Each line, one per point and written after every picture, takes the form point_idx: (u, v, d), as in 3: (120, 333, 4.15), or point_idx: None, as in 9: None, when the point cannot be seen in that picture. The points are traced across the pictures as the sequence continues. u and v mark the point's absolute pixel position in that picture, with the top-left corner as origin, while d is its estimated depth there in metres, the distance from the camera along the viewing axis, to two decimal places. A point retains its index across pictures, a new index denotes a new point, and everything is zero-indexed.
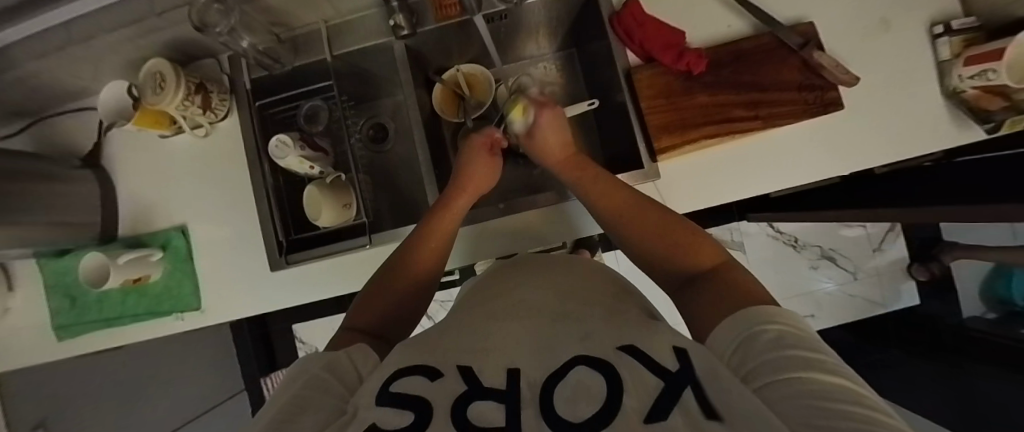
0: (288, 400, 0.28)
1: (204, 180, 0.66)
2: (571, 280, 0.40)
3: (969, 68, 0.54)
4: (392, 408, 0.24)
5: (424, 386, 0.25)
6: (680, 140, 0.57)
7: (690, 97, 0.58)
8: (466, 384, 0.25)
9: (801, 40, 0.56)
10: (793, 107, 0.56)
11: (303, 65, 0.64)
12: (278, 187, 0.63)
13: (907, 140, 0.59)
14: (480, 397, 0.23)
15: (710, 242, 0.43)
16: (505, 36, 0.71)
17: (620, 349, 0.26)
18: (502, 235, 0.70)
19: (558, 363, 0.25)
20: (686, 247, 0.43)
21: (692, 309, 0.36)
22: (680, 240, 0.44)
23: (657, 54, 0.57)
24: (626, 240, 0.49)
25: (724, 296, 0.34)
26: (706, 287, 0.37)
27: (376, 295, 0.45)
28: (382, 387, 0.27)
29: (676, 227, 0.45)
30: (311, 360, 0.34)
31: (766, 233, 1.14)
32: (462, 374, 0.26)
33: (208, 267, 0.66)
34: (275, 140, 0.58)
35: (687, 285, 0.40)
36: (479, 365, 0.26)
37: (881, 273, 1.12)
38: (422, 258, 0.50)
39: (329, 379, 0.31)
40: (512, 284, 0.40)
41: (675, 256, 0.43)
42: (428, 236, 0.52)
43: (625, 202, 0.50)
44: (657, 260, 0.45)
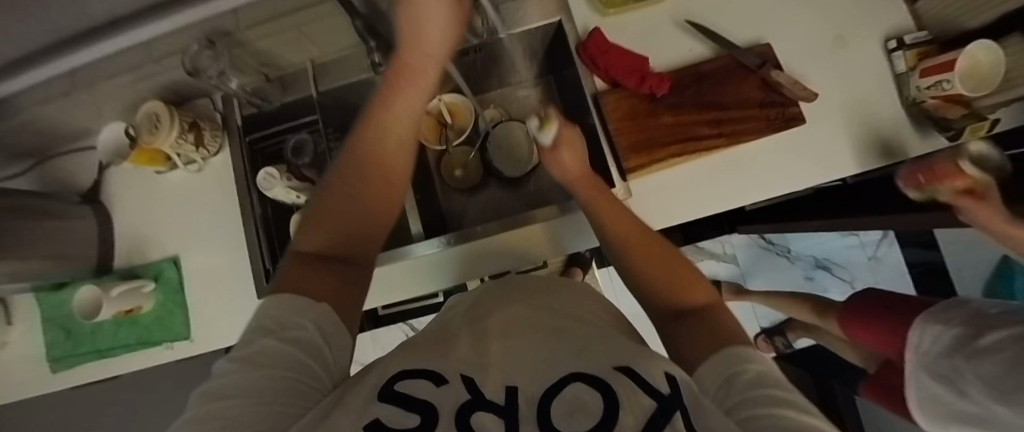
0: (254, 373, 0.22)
1: (196, 212, 0.69)
2: (578, 298, 0.37)
3: (925, 79, 0.57)
4: (395, 407, 0.21)
5: (427, 391, 0.22)
6: (648, 158, 0.59)
7: (657, 117, 0.60)
8: (469, 393, 0.21)
9: (758, 60, 0.59)
10: (755, 124, 0.59)
11: (291, 101, 0.68)
12: (265, 217, 0.66)
13: (871, 151, 0.61)
14: (485, 407, 0.20)
15: (702, 279, 0.40)
16: (483, 68, 0.75)
17: (615, 368, 0.22)
18: (489, 254, 0.70)
19: (552, 376, 0.22)
20: (677, 282, 0.40)
21: (678, 343, 0.33)
22: (675, 275, 0.41)
23: (621, 79, 0.60)
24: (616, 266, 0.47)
25: (711, 335, 0.31)
26: (693, 325, 0.34)
27: (330, 206, 0.35)
28: (384, 385, 0.23)
29: (674, 266, 0.42)
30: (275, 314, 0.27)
31: (756, 245, 1.15)
32: (466, 382, 0.22)
33: (197, 296, 0.67)
34: (263, 172, 0.62)
35: (672, 323, 0.36)
36: (481, 372, 0.23)
37: (877, 280, 1.15)
38: (380, 163, 0.37)
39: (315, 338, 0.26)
40: (513, 291, 0.36)
41: (664, 289, 0.40)
42: (388, 167, 0.38)
43: (628, 235, 0.48)
44: (644, 290, 0.42)
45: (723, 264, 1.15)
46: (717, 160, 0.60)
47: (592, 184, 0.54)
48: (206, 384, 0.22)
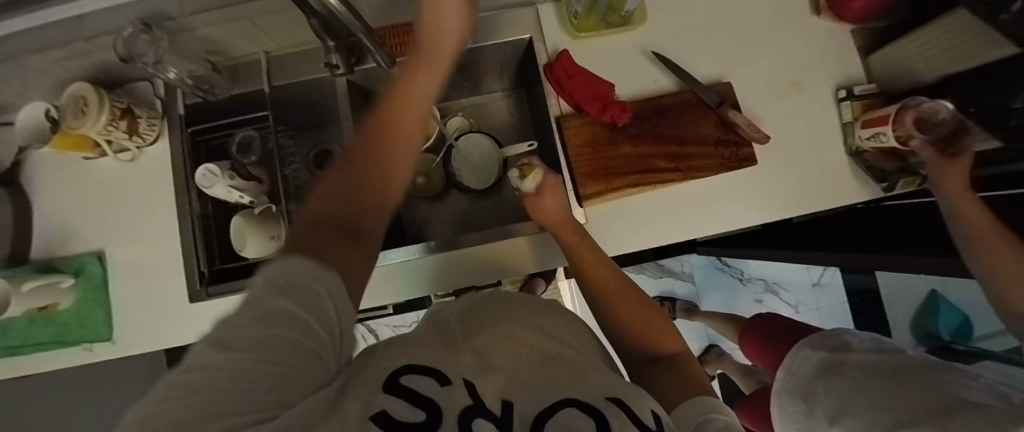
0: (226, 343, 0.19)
1: (129, 205, 0.64)
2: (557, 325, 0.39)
3: (867, 130, 0.60)
4: (404, 402, 0.23)
5: (434, 390, 0.24)
6: (604, 187, 0.60)
7: (617, 147, 0.61)
8: (471, 399, 0.25)
9: (717, 99, 0.61)
10: (708, 161, 0.61)
11: (241, 93, 0.64)
12: (205, 215, 0.63)
13: (816, 195, 0.64)
14: (482, 415, 0.24)
15: (673, 329, 0.45)
16: (452, 77, 0.73)
17: (607, 398, 0.29)
18: (473, 265, 0.66)
19: (544, 400, 0.27)
20: (653, 331, 0.44)
21: (656, 389, 0.36)
22: (650, 325, 0.45)
23: (584, 105, 0.60)
24: (598, 307, 0.49)
25: (682, 386, 0.35)
26: (668, 373, 0.38)
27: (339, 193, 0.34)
28: (388, 376, 0.25)
29: (649, 317, 0.46)
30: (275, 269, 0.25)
31: (715, 266, 1.28)
32: (467, 386, 0.25)
33: (125, 295, 0.63)
34: (203, 168, 0.58)
35: (650, 370, 0.40)
36: (481, 383, 0.27)
37: (817, 306, 1.30)
38: (392, 138, 0.37)
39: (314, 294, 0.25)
40: (507, 311, 0.39)
41: (641, 338, 0.44)
42: (395, 141, 0.37)
43: (604, 283, 0.49)
44: (625, 335, 0.46)
45: (682, 281, 1.26)
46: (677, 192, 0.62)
47: (570, 228, 0.52)
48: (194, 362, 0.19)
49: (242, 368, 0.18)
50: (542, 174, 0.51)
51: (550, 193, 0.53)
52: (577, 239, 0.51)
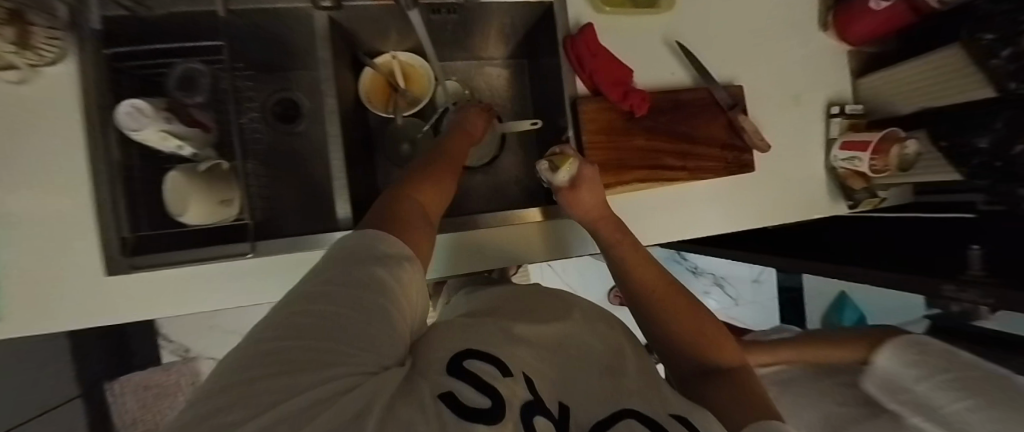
0: (290, 316, 0.21)
1: (13, 142, 0.48)
2: (598, 315, 0.39)
3: (843, 152, 0.64)
4: (468, 385, 0.23)
5: (496, 378, 0.24)
6: (615, 180, 0.57)
7: (632, 137, 0.58)
8: (530, 394, 0.25)
9: (731, 101, 0.60)
10: (715, 163, 0.60)
11: (185, 12, 0.51)
12: (128, 166, 0.50)
13: (796, 206, 0.67)
14: (540, 411, 0.24)
15: (729, 337, 0.46)
16: (453, 34, 0.65)
17: (670, 415, 0.27)
18: (472, 255, 0.61)
19: (601, 411, 0.27)
20: (709, 340, 0.45)
21: (715, 401, 0.36)
22: (705, 332, 0.45)
23: (604, 89, 0.56)
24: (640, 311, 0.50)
25: (742, 399, 0.36)
26: (728, 384, 0.39)
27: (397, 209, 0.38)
28: (452, 362, 0.25)
29: (703, 324, 0.46)
30: (332, 257, 0.28)
31: (673, 258, 1.35)
32: (525, 381, 0.26)
33: (12, 260, 0.48)
34: (126, 104, 0.45)
35: (707, 380, 0.41)
36: (538, 382, 0.27)
37: (755, 301, 1.42)
38: (441, 171, 0.46)
39: (377, 284, 0.26)
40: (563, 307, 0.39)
41: (697, 347, 0.44)
42: (442, 171, 0.47)
43: (654, 286, 0.49)
44: (672, 341, 0.46)
45: None
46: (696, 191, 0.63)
47: (615, 229, 0.52)
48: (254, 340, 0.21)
49: (303, 340, 0.20)
50: (577, 165, 0.51)
51: (588, 187, 0.51)
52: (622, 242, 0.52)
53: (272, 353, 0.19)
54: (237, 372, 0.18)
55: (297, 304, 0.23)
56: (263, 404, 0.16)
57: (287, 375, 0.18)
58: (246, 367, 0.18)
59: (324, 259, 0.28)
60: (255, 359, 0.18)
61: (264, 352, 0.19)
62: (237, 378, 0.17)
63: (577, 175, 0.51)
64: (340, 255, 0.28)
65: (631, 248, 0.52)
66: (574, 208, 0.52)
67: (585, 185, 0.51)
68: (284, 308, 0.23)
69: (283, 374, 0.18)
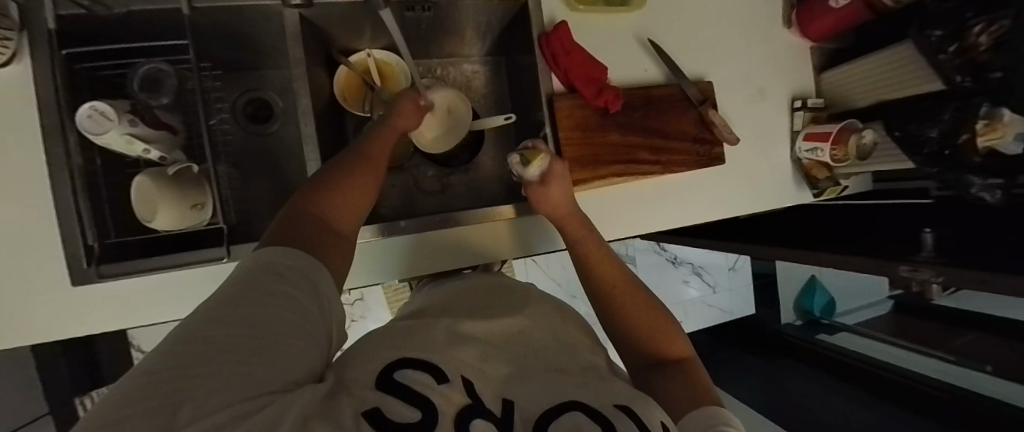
0: (198, 335, 0.21)
1: None
2: (550, 313, 0.40)
3: (806, 142, 0.68)
4: (401, 400, 0.23)
5: (431, 388, 0.25)
6: (590, 174, 0.58)
7: (605, 134, 0.59)
8: (470, 397, 0.25)
9: (700, 97, 0.63)
10: (685, 157, 0.62)
11: (145, 10, 0.48)
12: (91, 172, 0.48)
13: (764, 196, 0.71)
14: (480, 414, 0.24)
15: (680, 335, 0.47)
16: (428, 32, 0.64)
17: (616, 407, 0.28)
18: (444, 251, 0.63)
19: (552, 401, 0.27)
20: (660, 337, 0.46)
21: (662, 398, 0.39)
22: (657, 330, 0.47)
23: (577, 85, 0.58)
24: (601, 305, 0.51)
25: (688, 397, 0.39)
26: (671, 381, 0.41)
27: (309, 215, 0.40)
28: (382, 373, 0.26)
29: (656, 321, 0.48)
30: (237, 278, 0.27)
31: (653, 249, 1.39)
32: (465, 386, 0.26)
33: None
34: (88, 106, 0.42)
35: (653, 377, 0.43)
36: (478, 383, 0.27)
37: (732, 287, 1.47)
38: (371, 166, 0.48)
39: (285, 298, 0.27)
40: (519, 302, 0.42)
41: (648, 343, 0.46)
42: (372, 169, 0.48)
43: (613, 282, 0.51)
44: (629, 337, 0.47)
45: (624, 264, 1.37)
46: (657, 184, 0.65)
47: (578, 226, 0.54)
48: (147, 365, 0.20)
49: (219, 353, 0.21)
50: (548, 160, 0.53)
51: (557, 183, 0.53)
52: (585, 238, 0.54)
53: (185, 368, 0.19)
54: (143, 385, 0.17)
55: (205, 320, 0.23)
56: (188, 414, 0.17)
57: (201, 380, 0.19)
58: (154, 381, 0.18)
59: (227, 282, 0.28)
60: (163, 375, 0.18)
61: (174, 358, 0.19)
62: (146, 389, 0.17)
63: (547, 171, 0.54)
64: (252, 273, 0.28)
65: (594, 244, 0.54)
66: (541, 203, 0.54)
67: (556, 183, 0.53)
68: (188, 329, 0.22)
69: (202, 388, 0.18)
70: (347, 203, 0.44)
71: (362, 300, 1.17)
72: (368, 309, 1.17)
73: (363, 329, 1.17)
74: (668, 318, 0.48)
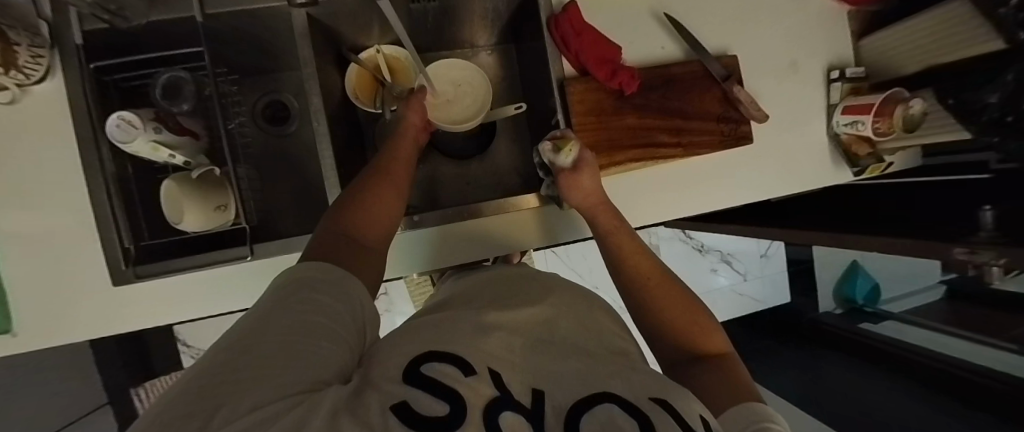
0: (232, 348, 0.21)
1: (16, 160, 0.50)
2: (575, 299, 0.39)
3: (845, 116, 0.62)
4: (427, 392, 0.21)
5: (457, 380, 0.22)
6: (608, 159, 0.56)
7: (622, 115, 0.57)
8: (498, 390, 0.23)
9: (724, 72, 0.58)
10: (710, 137, 0.59)
11: (162, 21, 0.49)
12: (124, 178, 0.51)
13: (799, 177, 0.66)
14: (509, 406, 0.22)
15: (717, 327, 0.46)
16: (435, 23, 0.64)
17: (652, 400, 0.25)
18: (459, 243, 0.62)
19: (582, 390, 0.24)
20: (697, 328, 0.45)
21: (704, 390, 0.38)
22: (694, 320, 0.45)
23: (591, 68, 0.55)
24: (633, 296, 0.49)
25: (726, 389, 0.37)
26: (713, 374, 0.40)
27: (343, 230, 0.41)
28: (408, 367, 0.23)
29: (692, 312, 0.46)
30: (272, 295, 0.28)
31: (677, 237, 1.35)
32: (492, 377, 0.24)
33: (26, 276, 0.52)
34: (115, 116, 0.45)
35: (692, 371, 0.41)
36: (506, 373, 0.25)
37: (762, 275, 1.41)
38: (394, 171, 0.49)
39: (317, 304, 0.27)
40: (542, 291, 0.40)
41: (684, 334, 0.44)
42: (393, 173, 0.49)
43: (647, 272, 0.49)
44: (663, 329, 0.45)
45: None
46: (682, 167, 0.61)
47: (609, 216, 0.53)
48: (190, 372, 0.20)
49: (250, 362, 0.20)
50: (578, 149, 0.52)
51: (588, 171, 0.52)
52: (615, 228, 0.52)
53: (217, 379, 0.18)
54: (176, 398, 0.17)
55: (246, 333, 0.23)
56: (221, 418, 0.16)
57: (235, 388, 0.18)
58: (187, 393, 0.17)
59: (261, 302, 0.27)
60: (195, 386, 0.18)
61: (210, 370, 0.19)
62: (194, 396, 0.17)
63: (579, 159, 0.52)
64: (281, 290, 0.28)
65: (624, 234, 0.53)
66: (572, 193, 0.52)
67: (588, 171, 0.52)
68: (224, 346, 0.22)
69: (234, 395, 0.17)
70: (379, 212, 0.44)
71: (387, 294, 1.20)
72: (393, 302, 1.20)
73: (389, 323, 1.20)
74: (704, 309, 0.47)
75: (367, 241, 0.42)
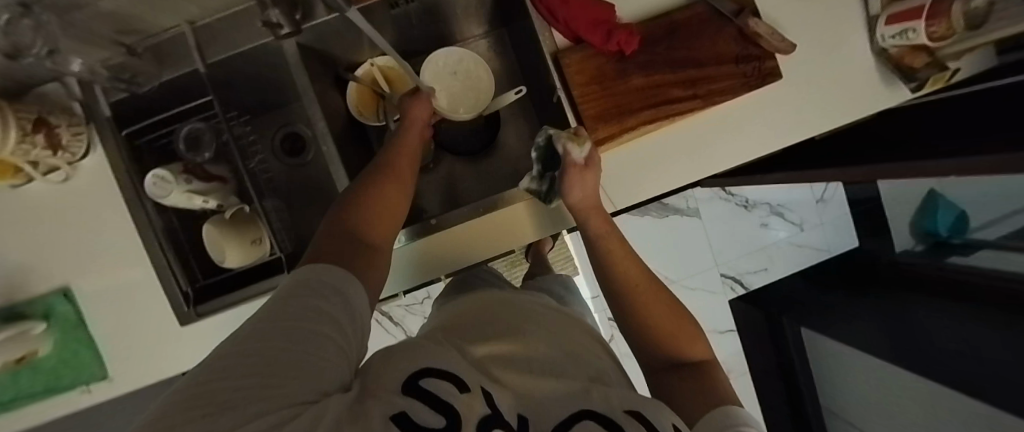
0: (238, 351, 0.22)
1: (84, 229, 0.57)
2: (555, 323, 0.39)
3: (891, 27, 0.53)
4: (425, 406, 0.21)
5: (452, 395, 0.23)
6: (618, 128, 0.53)
7: (626, 80, 0.53)
8: (489, 408, 0.23)
9: (735, 7, 0.52)
10: (729, 82, 0.53)
11: (173, 79, 0.54)
12: (171, 229, 0.56)
13: (844, 106, 0.58)
14: (499, 424, 0.23)
15: (699, 334, 0.45)
16: (421, 25, 0.63)
17: (626, 411, 0.26)
18: (472, 244, 0.59)
19: (566, 407, 0.25)
20: (680, 335, 0.44)
21: (678, 397, 0.37)
22: (676, 328, 0.45)
23: (584, 34, 0.52)
24: (619, 304, 0.48)
25: (705, 391, 0.36)
26: (691, 379, 0.39)
27: (342, 232, 0.40)
28: (411, 375, 0.24)
29: (676, 319, 0.45)
30: (276, 297, 0.28)
31: (718, 196, 1.26)
32: (485, 396, 0.24)
33: (110, 328, 0.59)
34: (150, 175, 0.49)
35: (672, 377, 0.41)
36: (497, 394, 0.26)
37: (822, 222, 1.33)
38: (397, 170, 0.49)
39: (314, 307, 0.27)
40: (524, 314, 0.40)
41: (667, 341, 0.44)
42: (396, 172, 0.49)
43: (633, 280, 0.48)
44: (647, 335, 0.45)
45: (686, 217, 1.26)
46: (685, 134, 0.56)
47: (599, 220, 0.51)
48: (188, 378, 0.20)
49: (247, 372, 0.20)
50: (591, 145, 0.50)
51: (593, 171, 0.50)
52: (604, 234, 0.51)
53: (211, 393, 0.18)
54: (174, 409, 0.18)
55: (246, 338, 0.23)
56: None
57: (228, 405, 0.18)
58: (188, 404, 0.18)
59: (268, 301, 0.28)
60: (196, 396, 0.18)
61: (207, 379, 0.19)
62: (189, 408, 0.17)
63: (590, 154, 0.50)
64: (283, 293, 0.28)
65: (612, 240, 0.51)
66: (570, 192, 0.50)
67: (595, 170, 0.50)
68: (224, 352, 0.22)
69: (234, 410, 0.18)
70: (378, 214, 0.44)
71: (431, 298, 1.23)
72: None
73: None
74: (687, 316, 0.46)
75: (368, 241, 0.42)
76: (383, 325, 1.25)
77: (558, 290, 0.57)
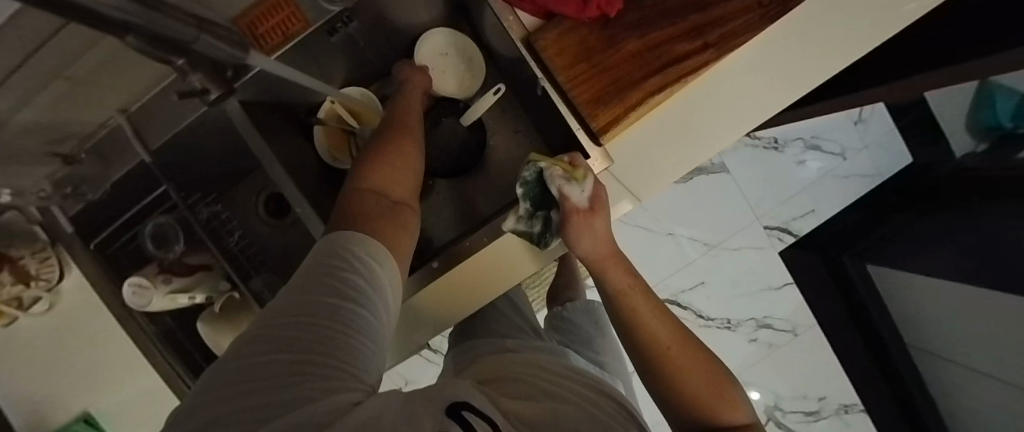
0: (284, 324, 0.24)
1: (80, 355, 0.54)
2: (562, 372, 0.36)
3: None
4: None
5: None
6: (621, 108, 0.43)
7: (617, 47, 0.44)
8: None
9: None
10: (745, 16, 0.40)
11: (120, 177, 0.49)
12: (167, 330, 0.53)
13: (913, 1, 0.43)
14: None
15: (736, 393, 0.41)
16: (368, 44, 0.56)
17: None
18: (478, 281, 0.52)
19: None
20: (717, 395, 0.40)
21: None
22: (713, 387, 0.40)
23: (555, 7, 0.43)
24: (642, 357, 0.44)
25: None
26: None
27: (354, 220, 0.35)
28: (455, 402, 0.22)
29: (711, 376, 0.41)
30: (306, 266, 0.29)
31: (742, 144, 1.15)
32: None
33: None
34: (128, 283, 0.44)
35: None
36: None
37: (866, 146, 1.17)
38: (406, 135, 0.44)
39: (346, 283, 0.28)
40: (533, 366, 0.36)
41: (702, 405, 0.39)
42: (398, 136, 0.43)
43: (655, 334, 0.43)
44: (675, 391, 0.41)
45: (713, 175, 1.15)
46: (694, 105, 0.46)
47: (614, 269, 0.47)
48: (240, 340, 0.24)
49: (288, 346, 0.22)
50: (592, 180, 0.43)
51: (602, 214, 0.45)
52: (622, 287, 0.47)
53: (254, 376, 0.20)
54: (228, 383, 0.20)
55: (285, 305, 0.25)
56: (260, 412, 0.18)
57: (271, 382, 0.20)
58: (253, 389, 0.20)
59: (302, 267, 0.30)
60: (255, 380, 0.20)
61: (255, 354, 0.22)
62: (239, 384, 0.20)
63: (592, 193, 0.44)
64: (315, 262, 0.29)
65: (631, 288, 0.47)
66: (584, 242, 0.45)
67: (600, 212, 0.44)
68: (267, 320, 0.25)
69: (279, 381, 0.20)
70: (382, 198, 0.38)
71: None
72: None
73: None
74: (723, 372, 0.42)
75: (385, 225, 0.36)
76: (423, 357, 1.20)
77: (590, 331, 0.59)
